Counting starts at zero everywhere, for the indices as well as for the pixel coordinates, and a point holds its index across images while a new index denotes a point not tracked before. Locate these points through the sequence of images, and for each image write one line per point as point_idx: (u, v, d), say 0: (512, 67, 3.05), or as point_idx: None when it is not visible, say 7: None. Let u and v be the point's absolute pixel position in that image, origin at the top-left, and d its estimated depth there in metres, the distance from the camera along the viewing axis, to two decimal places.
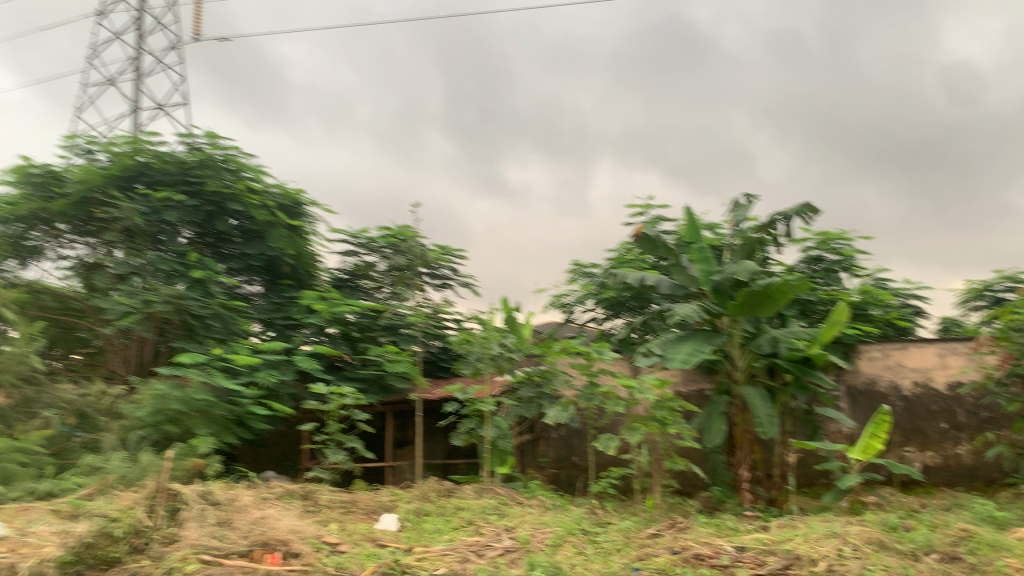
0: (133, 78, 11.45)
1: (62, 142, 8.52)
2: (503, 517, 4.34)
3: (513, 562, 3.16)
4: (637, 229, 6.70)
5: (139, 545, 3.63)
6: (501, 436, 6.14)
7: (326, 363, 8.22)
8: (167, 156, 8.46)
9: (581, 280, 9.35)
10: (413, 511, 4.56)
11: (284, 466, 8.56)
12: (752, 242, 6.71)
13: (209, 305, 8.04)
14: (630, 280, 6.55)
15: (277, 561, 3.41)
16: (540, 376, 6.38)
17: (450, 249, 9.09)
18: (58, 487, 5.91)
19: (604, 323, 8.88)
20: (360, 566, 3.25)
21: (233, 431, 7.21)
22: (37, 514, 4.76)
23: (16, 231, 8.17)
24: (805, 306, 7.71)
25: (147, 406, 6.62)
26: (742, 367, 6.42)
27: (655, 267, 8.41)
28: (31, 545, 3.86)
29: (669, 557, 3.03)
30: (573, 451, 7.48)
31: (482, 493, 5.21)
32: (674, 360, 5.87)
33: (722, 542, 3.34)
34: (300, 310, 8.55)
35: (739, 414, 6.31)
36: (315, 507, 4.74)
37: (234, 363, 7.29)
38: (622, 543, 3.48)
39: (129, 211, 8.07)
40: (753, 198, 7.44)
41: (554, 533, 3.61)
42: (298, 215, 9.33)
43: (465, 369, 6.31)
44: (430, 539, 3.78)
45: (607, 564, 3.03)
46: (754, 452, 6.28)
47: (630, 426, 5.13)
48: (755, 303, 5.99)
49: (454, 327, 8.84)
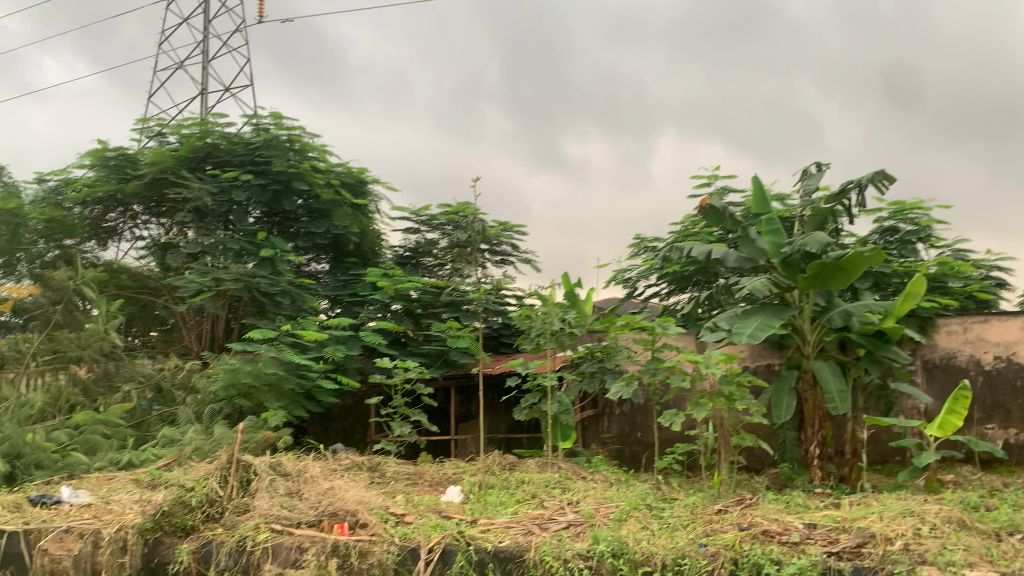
0: (201, 62, 11.68)
1: (136, 125, 8.80)
2: (566, 491, 4.33)
3: (576, 536, 3.14)
4: (703, 201, 6.55)
5: (213, 514, 3.75)
6: (564, 411, 6.08)
7: (391, 339, 8.33)
8: (234, 137, 8.65)
9: (644, 254, 9.22)
10: (477, 484, 4.59)
11: (352, 439, 8.72)
12: (823, 213, 6.50)
13: (277, 282, 8.16)
14: (696, 253, 6.43)
15: (345, 530, 3.45)
16: (603, 351, 6.29)
17: (512, 225, 9.06)
18: (138, 457, 6.12)
19: (668, 298, 8.76)
20: (425, 537, 3.27)
21: (303, 405, 7.38)
22: (119, 483, 4.98)
23: (96, 213, 8.67)
24: (879, 278, 7.45)
25: (221, 380, 6.87)
26: (813, 341, 6.24)
27: (721, 240, 8.23)
28: (114, 511, 4.05)
29: (736, 533, 2.96)
30: (637, 427, 7.41)
31: (546, 467, 5.21)
32: (741, 335, 5.75)
33: (791, 519, 3.26)
34: (364, 288, 8.60)
35: (809, 390, 6.15)
36: (381, 479, 4.83)
37: (302, 339, 7.45)
38: (688, 518, 3.43)
39: (200, 191, 8.30)
40: (824, 167, 7.18)
41: (618, 507, 3.58)
42: (362, 194, 9.41)
43: (527, 344, 6.30)
44: (494, 512, 3.80)
45: (671, 539, 2.98)
46: (825, 428, 6.12)
47: (698, 401, 4.99)
48: (826, 276, 5.83)
49: (515, 303, 8.83)
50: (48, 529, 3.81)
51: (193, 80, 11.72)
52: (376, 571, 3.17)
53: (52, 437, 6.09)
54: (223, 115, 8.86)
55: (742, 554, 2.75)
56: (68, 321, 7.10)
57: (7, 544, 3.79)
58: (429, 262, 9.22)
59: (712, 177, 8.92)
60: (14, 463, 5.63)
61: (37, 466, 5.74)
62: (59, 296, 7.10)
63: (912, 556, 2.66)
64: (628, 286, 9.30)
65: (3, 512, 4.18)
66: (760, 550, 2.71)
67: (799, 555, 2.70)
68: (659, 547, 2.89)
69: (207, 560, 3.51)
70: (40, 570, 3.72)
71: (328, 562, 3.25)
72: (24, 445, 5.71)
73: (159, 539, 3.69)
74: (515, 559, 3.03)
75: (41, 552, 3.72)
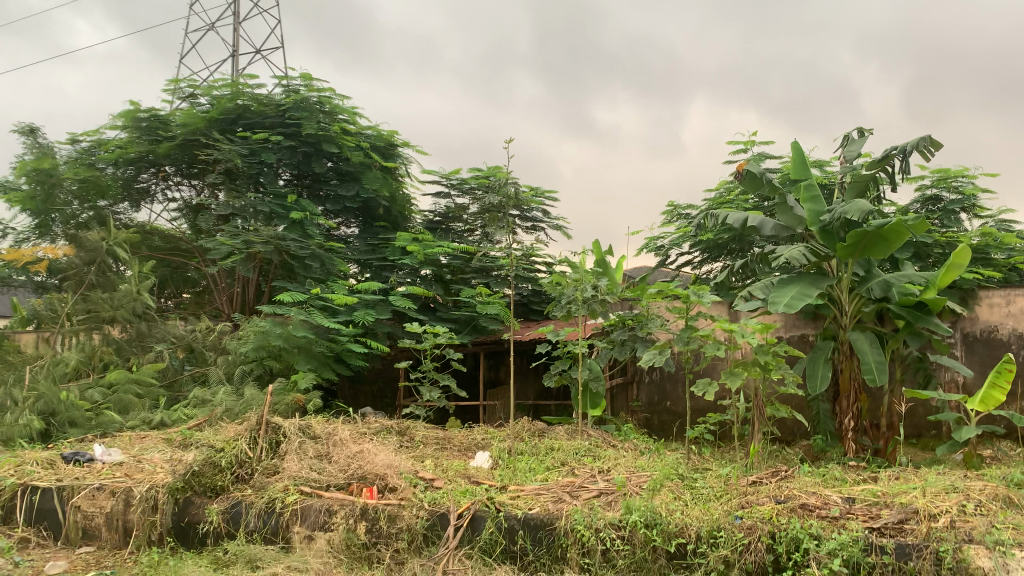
0: (231, 23, 11.60)
1: (167, 86, 8.77)
2: (597, 459, 4.27)
3: (607, 505, 3.08)
4: (741, 166, 6.38)
5: (242, 475, 3.74)
6: (594, 378, 5.99)
7: (420, 304, 8.29)
8: (264, 99, 8.60)
9: (677, 221, 9.08)
10: (506, 450, 4.56)
11: (380, 403, 8.76)
12: (865, 179, 6.30)
13: (307, 245, 8.09)
14: (732, 220, 6.28)
15: (374, 494, 3.43)
16: (634, 319, 6.18)
17: (543, 190, 8.94)
18: (170, 417, 6.13)
19: (700, 266, 8.63)
20: (454, 503, 3.23)
21: (332, 367, 7.40)
22: (152, 442, 5.02)
23: (128, 174, 8.82)
24: (920, 248, 7.24)
25: (251, 342, 6.91)
26: (851, 312, 6.08)
27: (756, 207, 8.05)
28: (145, 470, 4.08)
29: (773, 506, 2.87)
30: (666, 396, 7.36)
31: (575, 434, 5.16)
32: (777, 305, 5.61)
33: (828, 492, 3.16)
34: (393, 252, 8.51)
35: (846, 361, 6.02)
36: (410, 443, 4.81)
37: (332, 303, 7.45)
38: (721, 489, 3.35)
39: (230, 152, 8.28)
40: (867, 132, 6.95)
41: (651, 477, 3.51)
42: (392, 156, 9.31)
43: (557, 310, 6.22)
44: (524, 478, 3.76)
45: (706, 511, 2.91)
46: (860, 401, 6.00)
47: (731, 371, 4.83)
48: (866, 245, 5.65)
49: (545, 269, 8.76)
50: (81, 486, 3.88)
51: (224, 42, 11.67)
52: (405, 535, 3.15)
53: (86, 396, 6.20)
54: (253, 76, 8.82)
55: (778, 527, 2.68)
56: (101, 281, 7.23)
57: (42, 500, 3.92)
58: (458, 228, 9.13)
59: (748, 143, 8.72)
60: (49, 420, 5.76)
61: (71, 424, 5.86)
62: (92, 257, 7.18)
63: (957, 534, 2.56)
64: (660, 254, 9.16)
65: (37, 468, 4.23)
66: (797, 525, 2.64)
67: (839, 530, 2.62)
68: (692, 519, 2.83)
69: (237, 521, 3.51)
70: (73, 526, 3.80)
71: (357, 525, 3.24)
72: (58, 403, 5.83)
73: (189, 498, 3.68)
74: (546, 528, 2.98)
75: (74, 508, 3.80)
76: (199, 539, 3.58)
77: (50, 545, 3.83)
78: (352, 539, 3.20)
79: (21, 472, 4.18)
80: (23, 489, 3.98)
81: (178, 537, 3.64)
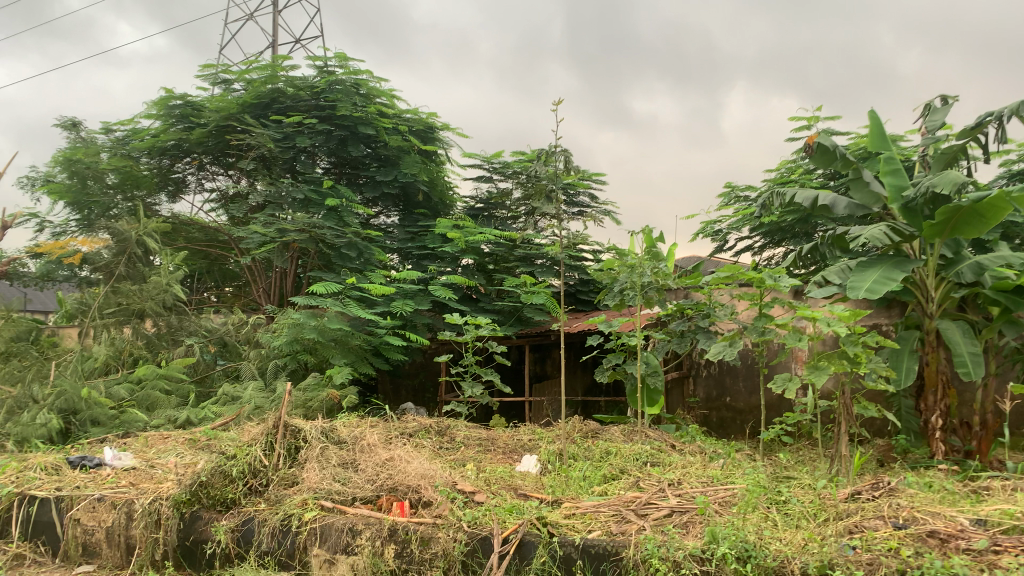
0: (271, 12, 11.44)
1: (201, 70, 8.48)
2: (660, 468, 3.75)
3: (683, 529, 2.58)
4: (811, 138, 5.77)
5: (256, 486, 3.35)
6: (652, 372, 5.41)
7: (462, 294, 7.83)
8: (299, 82, 8.27)
9: (734, 205, 8.52)
10: (557, 454, 4.09)
11: (422, 399, 8.33)
12: (953, 150, 5.65)
13: (343, 233, 7.65)
14: (801, 199, 5.70)
15: (405, 512, 2.97)
16: (695, 308, 5.65)
17: (590, 173, 8.42)
18: (197, 415, 5.79)
19: (762, 253, 8.10)
20: (499, 524, 2.75)
21: (370, 361, 6.99)
22: (172, 443, 4.67)
23: (163, 164, 8.59)
24: (1010, 229, 6.53)
25: (285, 335, 6.52)
26: (938, 299, 5.45)
27: (824, 186, 7.44)
28: (154, 478, 3.71)
29: (893, 532, 2.36)
30: (725, 392, 6.84)
31: (633, 436, 4.67)
32: (857, 290, 5.03)
33: (956, 513, 2.60)
34: (432, 240, 8.01)
35: (932, 352, 5.40)
36: (449, 446, 4.36)
37: (369, 294, 7.04)
38: (817, 506, 2.82)
39: (263, 137, 7.99)
40: (953, 99, 6.28)
41: (734, 491, 2.99)
42: (431, 140, 8.86)
43: (609, 300, 5.73)
44: (579, 491, 3.25)
45: (808, 537, 2.41)
46: (949, 397, 5.36)
47: (815, 365, 4.25)
48: (959, 222, 5.00)
49: (592, 257, 8.26)
50: (80, 497, 3.52)
51: (263, 30, 11.46)
52: (440, 563, 2.67)
53: (112, 393, 5.89)
54: (288, 58, 8.49)
55: (909, 565, 2.15)
56: (131, 272, 6.90)
57: (39, 512, 3.59)
58: (502, 215, 8.66)
59: (813, 119, 8.11)
60: (70, 419, 5.40)
61: (93, 423, 5.50)
62: (122, 246, 6.84)
63: None
64: (716, 240, 8.57)
65: (41, 474, 3.90)
66: (935, 562, 2.11)
67: (991, 571, 2.08)
68: (793, 549, 2.32)
69: (247, 540, 3.11)
70: (73, 542, 3.46)
71: (385, 549, 2.79)
72: (80, 401, 5.46)
73: (196, 513, 3.27)
74: (610, 558, 2.49)
75: (72, 521, 3.46)
76: (206, 561, 3.17)
77: (47, 563, 3.50)
78: (379, 566, 2.77)
79: (23, 479, 3.85)
80: (21, 499, 3.66)
81: (182, 558, 3.24)
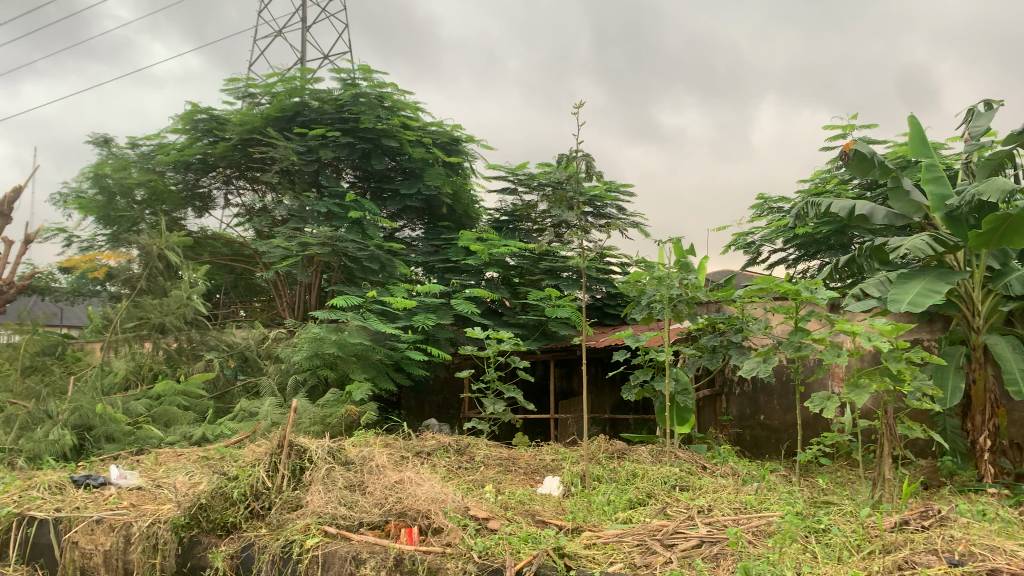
0: (300, 29, 11.46)
1: (227, 84, 8.46)
2: (690, 492, 3.53)
3: (712, 563, 2.38)
4: (846, 145, 5.53)
5: (257, 510, 3.19)
6: (681, 390, 5.20)
7: (486, 308, 7.68)
8: (324, 95, 8.20)
9: (766, 216, 8.28)
10: (580, 475, 3.89)
11: (446, 415, 8.16)
12: (999, 157, 5.38)
13: (365, 246, 7.52)
14: (837, 208, 5.45)
15: (413, 538, 2.78)
16: (726, 322, 5.43)
17: (618, 185, 8.22)
18: (213, 432, 5.69)
19: (795, 266, 7.84)
20: (512, 554, 2.56)
21: (392, 377, 6.85)
22: (183, 461, 4.55)
23: (188, 179, 8.58)
24: None
25: (305, 350, 6.40)
26: (985, 312, 5.16)
27: (860, 196, 7.18)
28: (157, 499, 3.58)
29: (946, 570, 2.13)
30: (759, 410, 6.59)
31: (660, 456, 4.45)
32: (898, 303, 4.78)
33: (1017, 547, 2.36)
34: (456, 253, 7.89)
35: (979, 369, 5.11)
36: (468, 465, 4.19)
37: (391, 307, 6.91)
38: (859, 537, 2.59)
39: (286, 150, 7.88)
40: (997, 105, 6.02)
41: (770, 519, 2.76)
42: (456, 153, 8.73)
43: (636, 313, 5.52)
44: (602, 518, 3.04)
45: (852, 574, 2.19)
46: (997, 416, 5.07)
47: (855, 382, 4.00)
48: (1007, 231, 4.72)
49: (620, 270, 8.07)
50: (78, 518, 3.40)
51: (292, 46, 11.49)
52: None
53: (128, 408, 5.80)
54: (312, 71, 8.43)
55: None
56: (152, 287, 6.86)
57: (38, 533, 3.49)
58: (527, 227, 8.49)
59: (848, 128, 7.85)
60: (84, 435, 5.32)
61: (108, 439, 5.42)
62: (145, 260, 6.84)
63: None
64: (749, 252, 8.32)
65: (44, 494, 3.79)
66: None
67: None
68: None
69: (247, 567, 2.96)
70: (71, 565, 3.35)
71: None
72: (95, 417, 5.39)
73: (194, 537, 3.16)
74: None
75: (70, 544, 3.34)
76: None
77: None
78: None
79: (24, 499, 3.74)
80: (20, 519, 3.56)
81: None
